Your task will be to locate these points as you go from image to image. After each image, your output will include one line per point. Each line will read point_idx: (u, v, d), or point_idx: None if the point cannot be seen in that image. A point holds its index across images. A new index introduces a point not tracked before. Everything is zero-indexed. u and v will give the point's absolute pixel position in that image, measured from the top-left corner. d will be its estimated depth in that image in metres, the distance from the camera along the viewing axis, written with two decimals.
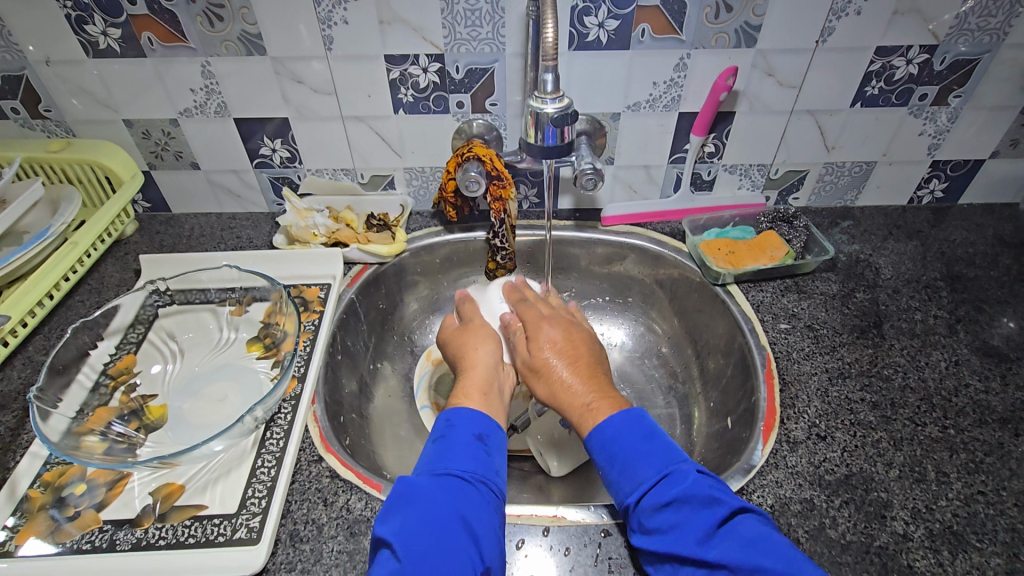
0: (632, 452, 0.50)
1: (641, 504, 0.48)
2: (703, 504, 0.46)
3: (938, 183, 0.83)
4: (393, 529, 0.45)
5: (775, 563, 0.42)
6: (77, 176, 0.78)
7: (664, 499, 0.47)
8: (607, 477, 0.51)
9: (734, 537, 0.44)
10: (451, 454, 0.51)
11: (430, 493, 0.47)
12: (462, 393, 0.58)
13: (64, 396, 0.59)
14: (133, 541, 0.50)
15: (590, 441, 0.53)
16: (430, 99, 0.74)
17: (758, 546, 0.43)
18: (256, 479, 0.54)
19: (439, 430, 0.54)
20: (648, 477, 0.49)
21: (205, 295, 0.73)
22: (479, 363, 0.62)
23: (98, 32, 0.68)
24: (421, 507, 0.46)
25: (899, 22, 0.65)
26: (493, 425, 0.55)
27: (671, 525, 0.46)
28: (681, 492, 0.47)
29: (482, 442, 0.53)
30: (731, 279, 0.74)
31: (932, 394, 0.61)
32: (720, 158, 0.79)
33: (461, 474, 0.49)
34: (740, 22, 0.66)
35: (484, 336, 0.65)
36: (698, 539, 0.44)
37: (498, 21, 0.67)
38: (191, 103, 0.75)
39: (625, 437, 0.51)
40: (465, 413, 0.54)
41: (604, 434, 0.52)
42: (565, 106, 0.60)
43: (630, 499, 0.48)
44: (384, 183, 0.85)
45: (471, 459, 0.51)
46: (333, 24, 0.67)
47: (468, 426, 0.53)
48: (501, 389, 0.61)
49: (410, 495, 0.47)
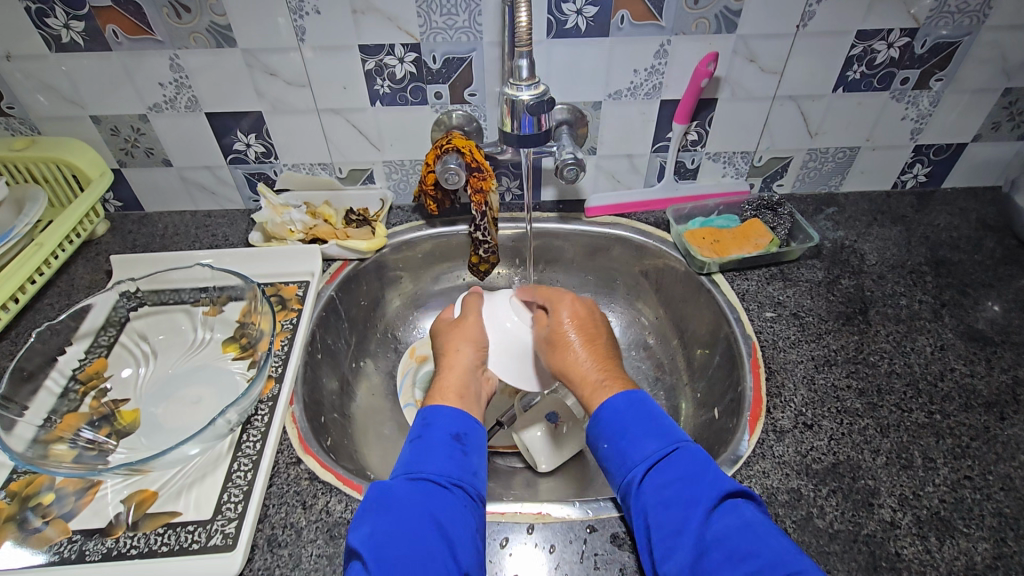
0: (641, 428, 0.51)
1: (648, 478, 0.48)
2: (711, 477, 0.47)
3: (921, 168, 0.82)
4: (365, 535, 0.44)
5: (770, 546, 0.41)
6: (44, 175, 0.76)
7: (671, 474, 0.48)
8: (608, 453, 0.52)
9: (731, 516, 0.44)
10: (425, 455, 0.50)
11: (403, 496, 0.47)
12: (438, 393, 0.57)
13: (30, 403, 0.57)
14: (104, 551, 0.48)
15: (599, 415, 0.54)
16: (407, 90, 0.72)
17: (751, 528, 0.43)
18: (231, 484, 0.53)
19: (416, 432, 0.53)
20: (656, 451, 0.49)
21: (178, 296, 0.71)
22: (457, 364, 0.60)
23: (59, 25, 0.66)
24: (395, 511, 0.45)
25: (881, 5, 0.65)
26: (471, 424, 0.54)
27: (677, 500, 0.46)
28: (690, 470, 0.47)
29: (459, 443, 0.52)
30: (716, 268, 0.73)
31: (918, 379, 0.60)
32: (704, 146, 0.78)
33: (435, 477, 0.48)
34: (720, 7, 0.65)
35: (470, 337, 0.63)
36: (703, 512, 0.44)
37: (474, 9, 0.65)
38: (160, 98, 0.73)
39: (633, 413, 0.53)
40: (443, 413, 0.54)
41: (613, 406, 0.53)
42: (541, 93, 0.58)
43: (635, 474, 0.49)
44: (363, 177, 0.83)
45: (445, 460, 0.50)
46: (305, 13, 0.65)
47: (444, 426, 0.53)
48: (478, 392, 0.60)
49: (383, 499, 0.46)
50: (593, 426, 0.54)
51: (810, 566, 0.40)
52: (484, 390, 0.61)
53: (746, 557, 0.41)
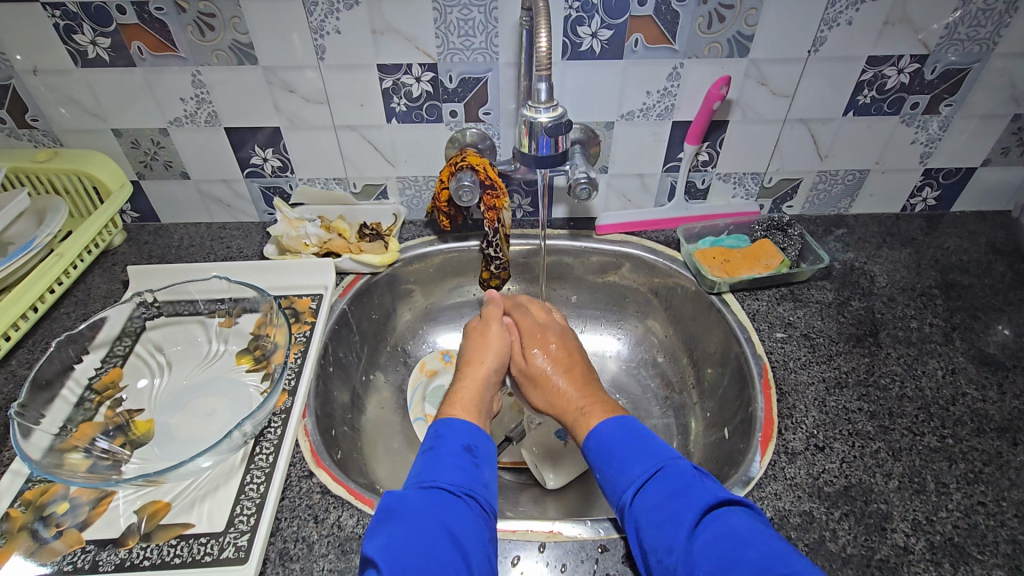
0: (625, 453, 0.52)
1: (636, 501, 0.48)
2: (695, 491, 0.47)
3: (930, 191, 0.83)
4: (381, 544, 0.44)
5: (753, 556, 0.41)
6: (65, 186, 0.77)
7: (660, 493, 0.48)
8: (603, 479, 0.52)
9: (717, 526, 0.44)
10: (439, 466, 0.51)
11: (417, 505, 0.47)
12: (452, 406, 0.59)
13: (47, 411, 0.58)
14: (117, 562, 0.49)
15: (589, 443, 0.55)
16: (423, 108, 0.74)
17: (737, 539, 0.43)
18: (244, 496, 0.53)
19: (428, 442, 0.54)
20: (642, 472, 0.50)
21: (194, 307, 0.72)
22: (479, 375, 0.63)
23: (86, 41, 0.67)
24: (412, 520, 0.46)
25: (890, 31, 0.66)
26: (481, 436, 0.55)
27: (662, 518, 0.46)
28: (677, 485, 0.48)
29: (470, 454, 0.53)
30: (726, 287, 0.73)
31: (929, 403, 0.60)
32: (714, 167, 0.79)
33: (449, 486, 0.49)
34: (733, 32, 0.66)
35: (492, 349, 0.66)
36: (687, 527, 0.44)
37: (491, 31, 0.67)
38: (181, 112, 0.75)
39: (619, 440, 0.53)
40: (456, 425, 0.55)
41: (600, 435, 0.54)
42: (559, 115, 0.59)
43: (625, 499, 0.49)
44: (377, 192, 0.84)
45: (458, 470, 0.51)
46: (325, 33, 0.67)
47: (457, 438, 0.54)
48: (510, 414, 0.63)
49: (396, 509, 0.46)
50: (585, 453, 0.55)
51: (803, 566, 0.40)
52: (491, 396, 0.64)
53: (729, 569, 0.41)
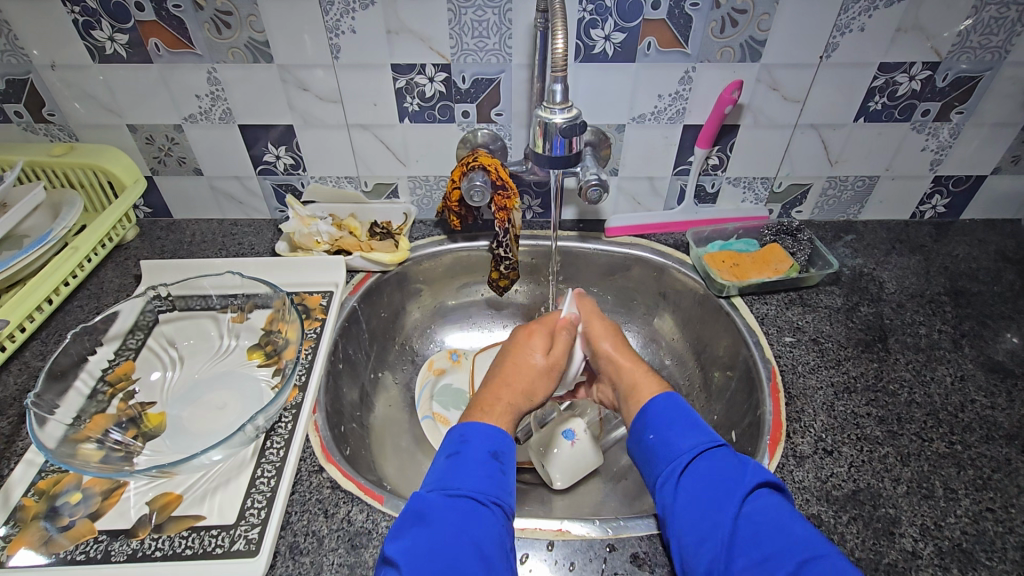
0: (685, 424, 0.53)
1: (692, 467, 0.50)
2: (750, 468, 0.48)
3: (940, 199, 0.83)
4: (402, 547, 0.45)
5: (799, 534, 0.43)
6: (80, 180, 0.78)
7: (711, 466, 0.49)
8: (651, 443, 0.53)
9: (762, 503, 0.46)
10: (465, 474, 0.50)
11: (443, 513, 0.47)
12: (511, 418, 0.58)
13: (61, 402, 0.58)
14: (128, 552, 0.49)
15: (648, 410, 0.55)
16: (435, 108, 0.74)
17: (785, 518, 0.44)
18: (255, 490, 0.54)
19: (452, 446, 0.53)
20: (696, 445, 0.51)
21: (206, 301, 0.72)
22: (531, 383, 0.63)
23: (104, 37, 0.68)
24: (436, 528, 0.46)
25: (902, 38, 0.66)
26: (508, 443, 0.54)
27: (712, 489, 0.47)
28: (727, 463, 0.49)
29: (497, 461, 0.52)
30: (735, 291, 0.74)
31: (938, 409, 0.60)
32: (725, 171, 0.80)
33: (475, 496, 0.49)
34: (745, 37, 0.66)
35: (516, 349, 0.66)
36: (741, 495, 0.46)
37: (505, 32, 0.67)
38: (196, 109, 0.75)
39: (677, 413, 0.54)
40: (480, 430, 0.54)
41: (654, 411, 0.55)
42: (573, 117, 0.59)
43: (679, 463, 0.50)
44: (388, 191, 0.84)
45: (486, 479, 0.50)
46: (340, 33, 0.68)
47: (482, 445, 0.53)
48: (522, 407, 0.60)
49: (423, 515, 0.47)
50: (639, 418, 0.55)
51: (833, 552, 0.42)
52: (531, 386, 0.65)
53: (768, 542, 0.43)
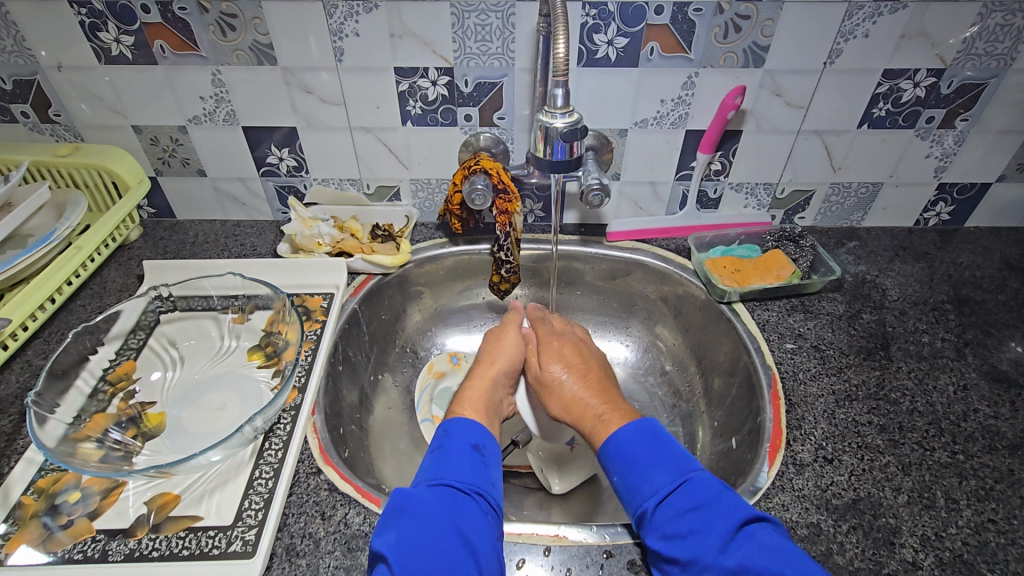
0: (648, 458, 0.52)
1: (661, 510, 0.48)
2: (727, 505, 0.47)
3: (944, 206, 0.83)
4: (390, 541, 0.44)
5: (793, 572, 0.42)
6: (84, 180, 0.78)
7: (684, 505, 0.48)
8: (622, 484, 0.52)
9: (752, 541, 0.44)
10: (447, 465, 0.51)
11: (426, 503, 0.48)
12: (459, 408, 0.60)
13: (61, 401, 0.59)
14: (126, 552, 0.49)
15: (606, 449, 0.55)
16: (438, 111, 0.74)
17: (774, 556, 0.43)
18: (253, 491, 0.54)
19: (438, 441, 0.55)
20: (667, 482, 0.50)
21: (207, 302, 0.73)
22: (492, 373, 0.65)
23: (110, 38, 0.69)
24: (419, 518, 0.46)
25: (907, 45, 0.66)
26: (489, 437, 0.56)
27: (690, 529, 0.46)
28: (702, 498, 0.48)
29: (479, 453, 0.54)
30: (737, 297, 0.73)
31: (940, 418, 0.60)
32: (727, 176, 0.79)
33: (459, 485, 0.50)
34: (748, 42, 0.66)
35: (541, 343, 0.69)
36: (717, 542, 0.45)
37: (508, 37, 0.68)
38: (200, 111, 0.76)
39: (642, 445, 0.53)
40: (463, 425, 0.56)
41: (622, 438, 0.54)
42: (574, 121, 0.59)
43: (648, 505, 0.49)
44: (390, 194, 0.85)
45: (469, 470, 0.51)
46: (344, 36, 0.68)
47: (465, 436, 0.54)
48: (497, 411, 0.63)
49: (406, 505, 0.47)
50: (603, 455, 0.55)
51: None
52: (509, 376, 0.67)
53: None
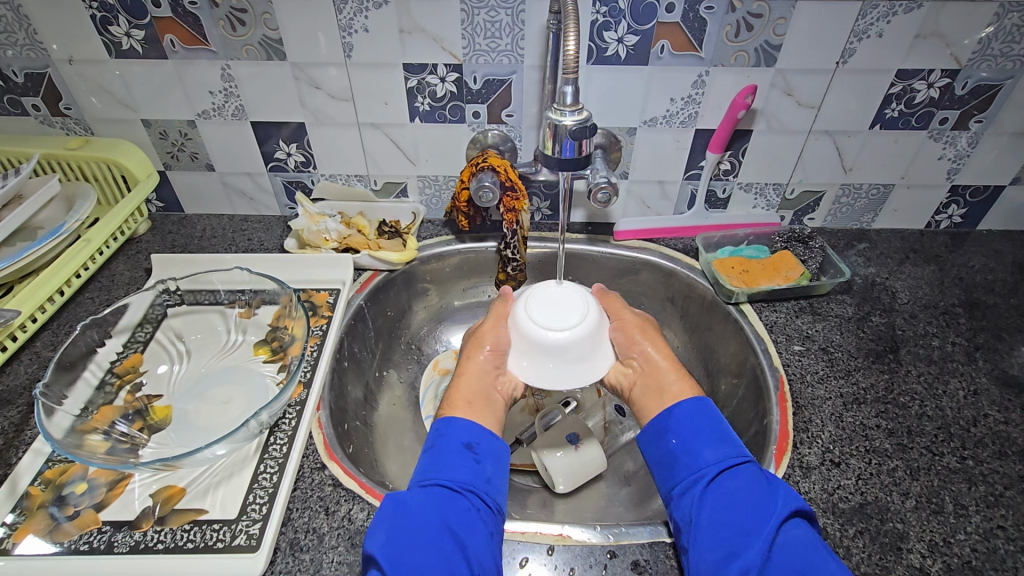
0: (714, 432, 0.53)
1: (718, 480, 0.50)
2: (780, 492, 0.48)
3: (956, 209, 0.82)
4: (381, 541, 0.45)
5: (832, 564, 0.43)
6: (94, 173, 0.79)
7: (745, 479, 0.49)
8: (678, 449, 0.53)
9: (797, 529, 0.46)
10: (442, 465, 0.51)
11: (419, 506, 0.47)
12: (451, 401, 0.57)
13: (69, 392, 0.59)
14: (131, 544, 0.49)
15: (672, 413, 0.55)
16: (446, 108, 0.74)
17: (813, 545, 0.45)
18: (257, 485, 0.54)
19: (430, 441, 0.54)
20: (730, 455, 0.51)
21: (214, 296, 0.73)
22: (473, 370, 0.60)
23: (121, 32, 0.69)
24: (413, 520, 0.46)
25: (921, 46, 0.65)
26: (484, 433, 0.54)
27: (746, 505, 0.47)
28: (761, 479, 0.49)
29: (472, 451, 0.53)
30: (744, 298, 0.73)
31: (949, 424, 0.59)
32: (736, 176, 0.79)
33: (450, 483, 0.50)
34: (760, 41, 0.66)
35: (487, 341, 0.62)
36: (774, 521, 0.46)
37: (517, 33, 0.67)
38: (209, 105, 0.76)
39: (706, 419, 0.54)
40: (457, 424, 0.54)
41: (689, 410, 0.55)
42: (584, 119, 0.58)
43: (706, 474, 0.50)
44: (397, 190, 0.85)
45: (459, 468, 0.51)
46: (354, 31, 0.68)
47: (458, 435, 0.53)
48: (492, 396, 0.59)
49: (397, 505, 0.47)
50: (663, 421, 0.55)
51: None
52: (501, 397, 0.60)
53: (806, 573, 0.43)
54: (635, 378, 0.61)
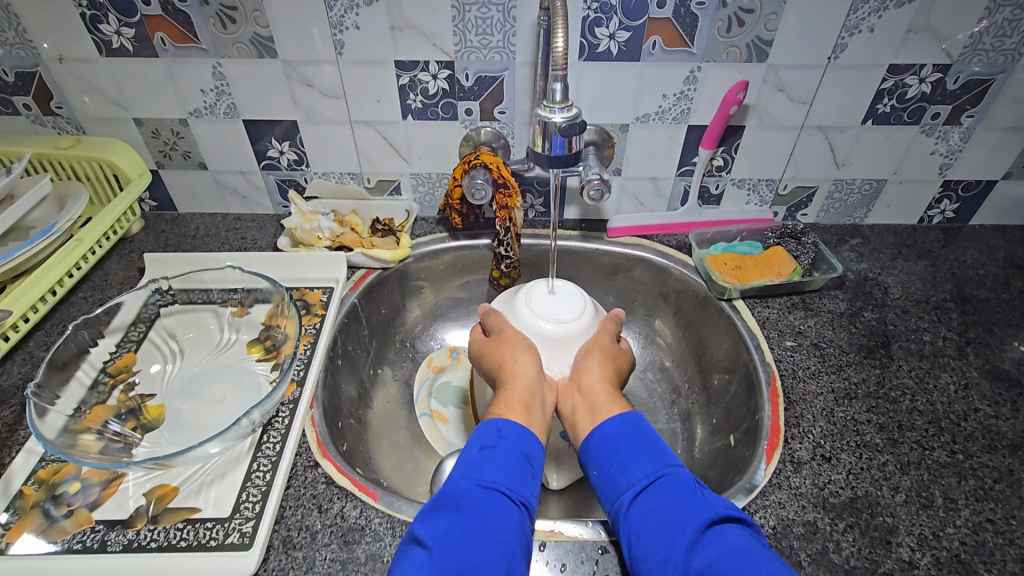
0: (631, 452, 0.51)
1: (635, 504, 0.48)
2: (698, 503, 0.46)
3: (948, 204, 0.82)
4: (435, 531, 0.44)
5: (756, 574, 0.40)
6: (86, 172, 0.79)
7: (658, 500, 0.47)
8: (599, 479, 0.52)
9: (719, 542, 0.43)
10: (498, 468, 0.49)
11: (474, 508, 0.46)
12: (503, 404, 0.56)
13: (61, 393, 0.59)
14: (124, 543, 0.50)
15: (590, 441, 0.53)
16: (439, 105, 0.74)
17: (739, 555, 0.42)
18: (250, 484, 0.54)
19: (489, 441, 0.52)
20: (643, 476, 0.49)
21: (207, 295, 0.73)
22: (522, 376, 0.59)
23: (111, 31, 0.69)
24: (466, 519, 0.45)
25: (913, 41, 0.65)
26: (537, 445, 0.53)
27: (661, 527, 0.45)
28: (676, 495, 0.47)
29: (529, 463, 0.51)
30: (737, 294, 0.73)
31: (940, 418, 0.60)
32: (729, 172, 0.79)
33: (508, 493, 0.48)
34: (751, 36, 0.65)
35: (519, 345, 0.63)
36: (688, 539, 0.44)
37: (509, 30, 0.67)
38: (201, 103, 0.76)
39: (624, 437, 0.52)
40: (513, 430, 0.52)
41: (606, 432, 0.53)
42: (573, 116, 0.58)
43: (622, 501, 0.49)
44: (391, 188, 0.85)
45: (518, 479, 0.49)
46: (344, 29, 0.68)
47: (518, 444, 0.51)
48: (545, 402, 0.58)
49: (458, 502, 0.46)
50: (585, 450, 0.54)
51: None
52: (549, 399, 0.59)
53: None
54: (568, 392, 0.60)
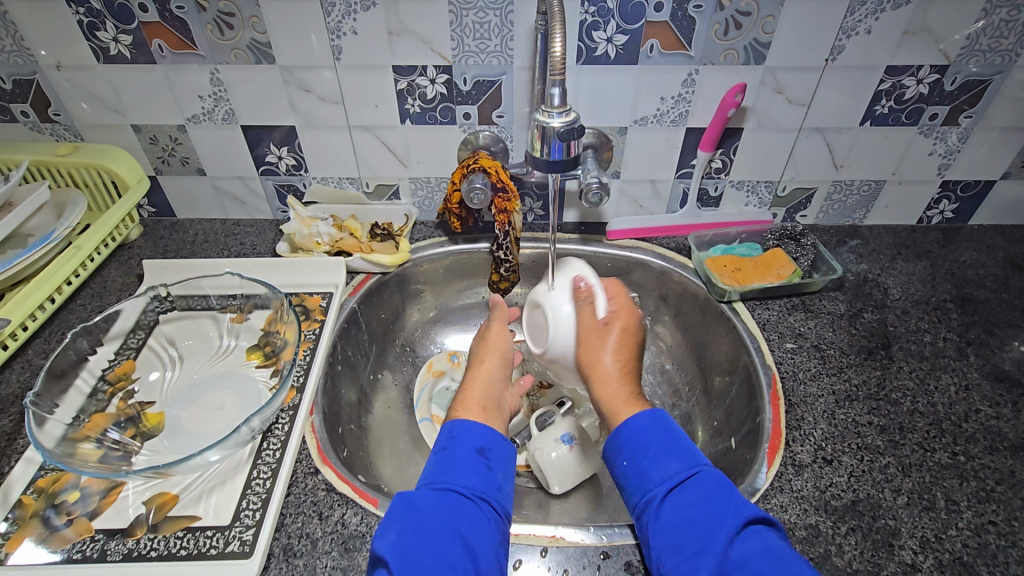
0: (663, 446, 0.53)
1: (669, 498, 0.50)
2: (734, 500, 0.48)
3: (947, 204, 0.82)
4: (390, 543, 0.45)
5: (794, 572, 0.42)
6: (84, 179, 0.78)
7: (692, 495, 0.49)
8: (629, 470, 0.53)
9: (754, 539, 0.45)
10: (453, 467, 0.53)
11: (428, 509, 0.49)
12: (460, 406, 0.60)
13: (60, 401, 0.59)
14: (124, 552, 0.49)
15: (621, 433, 0.55)
16: (437, 110, 0.74)
17: (775, 554, 0.44)
18: (250, 491, 0.54)
19: (442, 443, 0.55)
20: (678, 471, 0.51)
21: (206, 302, 0.73)
22: (485, 375, 0.65)
23: (109, 38, 0.69)
24: (421, 520, 0.47)
25: (910, 42, 0.65)
26: (495, 438, 0.56)
27: (698, 521, 0.47)
28: (712, 491, 0.49)
29: (483, 456, 0.54)
30: (737, 296, 0.73)
31: (941, 419, 0.59)
32: (728, 174, 0.79)
33: (462, 489, 0.51)
34: (749, 39, 0.66)
35: (498, 351, 0.68)
36: (725, 535, 0.46)
37: (506, 34, 0.67)
38: (199, 109, 0.76)
39: (656, 431, 0.54)
40: (467, 428, 0.56)
41: (638, 425, 0.55)
42: (571, 120, 0.58)
43: (656, 492, 0.50)
44: (389, 193, 0.84)
45: (470, 472, 0.52)
46: (342, 34, 0.68)
47: (470, 439, 0.55)
48: (501, 403, 0.63)
49: (412, 504, 0.49)
50: (613, 442, 0.55)
51: None
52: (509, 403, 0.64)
53: None
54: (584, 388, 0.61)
